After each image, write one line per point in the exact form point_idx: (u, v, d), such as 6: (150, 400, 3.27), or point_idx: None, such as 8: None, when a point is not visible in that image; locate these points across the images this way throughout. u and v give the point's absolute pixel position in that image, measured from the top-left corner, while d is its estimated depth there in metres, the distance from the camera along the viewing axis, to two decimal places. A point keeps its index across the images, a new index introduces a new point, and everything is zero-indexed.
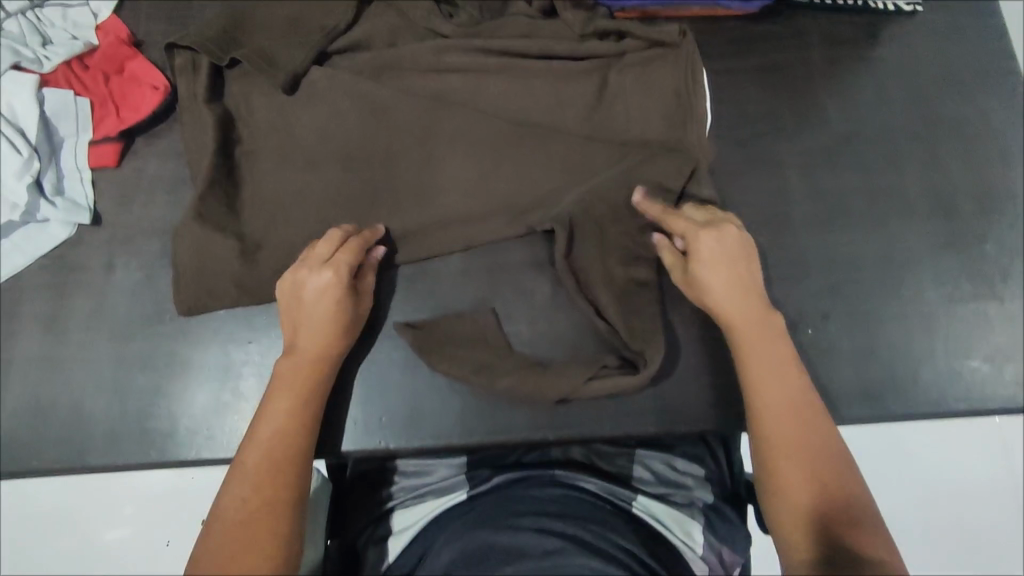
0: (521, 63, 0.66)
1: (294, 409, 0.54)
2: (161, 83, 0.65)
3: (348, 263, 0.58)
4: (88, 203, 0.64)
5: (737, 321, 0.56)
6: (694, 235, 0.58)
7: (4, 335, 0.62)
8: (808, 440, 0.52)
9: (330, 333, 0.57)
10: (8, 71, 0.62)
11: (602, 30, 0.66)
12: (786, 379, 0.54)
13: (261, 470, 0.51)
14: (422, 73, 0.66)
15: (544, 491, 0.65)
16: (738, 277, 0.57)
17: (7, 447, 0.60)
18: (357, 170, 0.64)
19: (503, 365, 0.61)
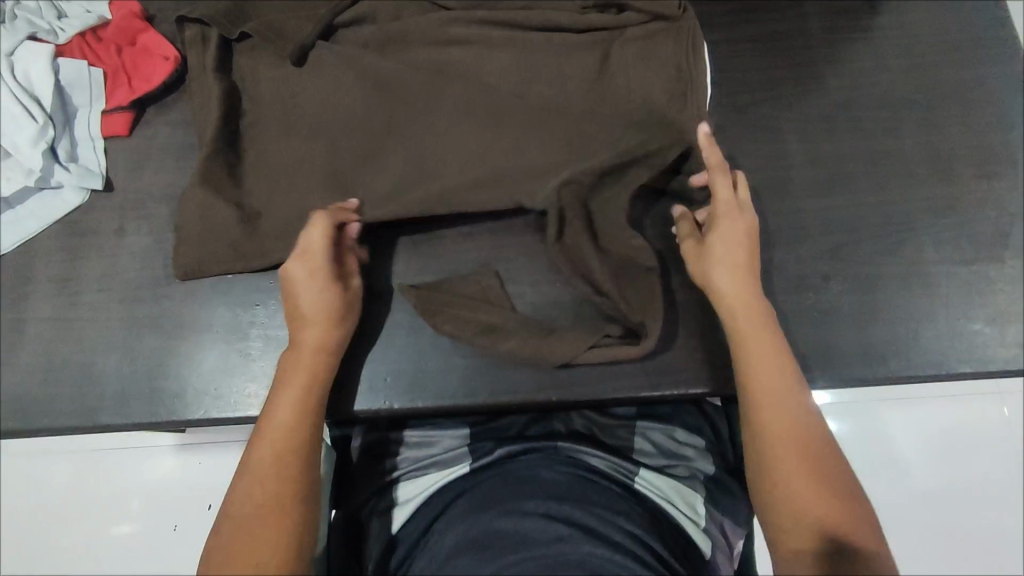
0: (524, 36, 0.66)
1: (299, 407, 0.54)
2: (171, 54, 0.66)
3: (325, 245, 0.57)
4: (100, 170, 0.66)
5: (740, 304, 0.57)
6: (724, 213, 0.59)
7: (19, 297, 0.64)
8: (803, 433, 0.52)
9: (319, 322, 0.57)
10: (24, 41, 0.64)
11: (602, 3, 0.67)
12: (785, 379, 0.54)
13: (269, 464, 0.51)
14: (427, 45, 0.66)
15: (550, 472, 0.65)
16: (741, 255, 0.58)
17: (20, 405, 0.61)
18: (354, 142, 0.64)
19: (507, 327, 0.61)
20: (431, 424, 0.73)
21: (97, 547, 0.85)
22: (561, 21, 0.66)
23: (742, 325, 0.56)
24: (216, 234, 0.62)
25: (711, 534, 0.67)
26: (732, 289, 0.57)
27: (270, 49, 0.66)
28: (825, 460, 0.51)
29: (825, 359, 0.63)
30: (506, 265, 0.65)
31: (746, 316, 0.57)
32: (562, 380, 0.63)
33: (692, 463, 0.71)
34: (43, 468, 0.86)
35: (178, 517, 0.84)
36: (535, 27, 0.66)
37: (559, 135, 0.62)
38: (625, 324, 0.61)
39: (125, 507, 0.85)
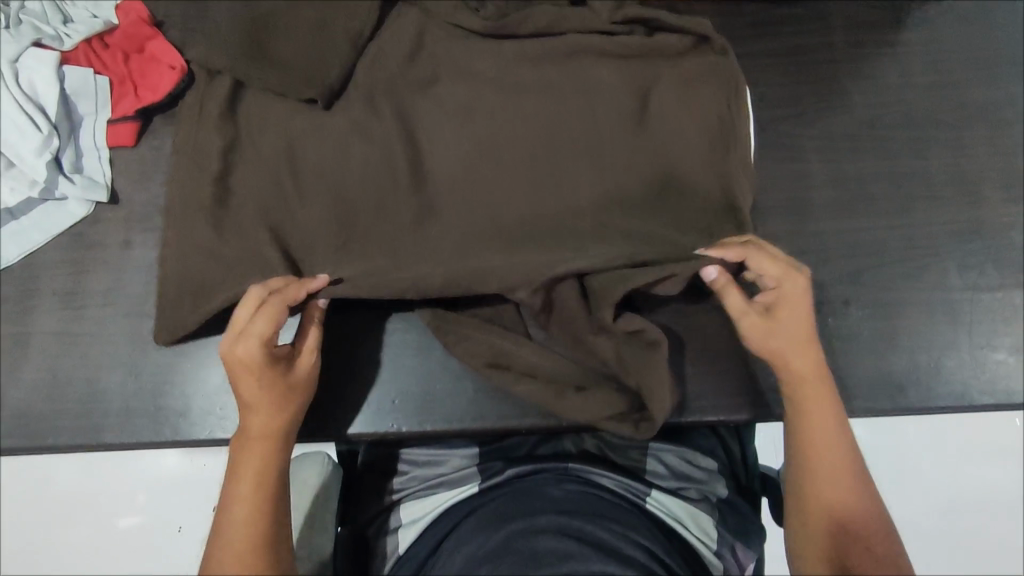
0: (553, 70, 0.63)
1: (259, 491, 0.52)
2: (178, 63, 0.65)
3: (276, 329, 0.54)
4: (106, 181, 0.65)
5: (792, 355, 0.56)
6: (783, 281, 0.56)
7: (21, 312, 0.62)
8: (846, 489, 0.54)
9: (280, 409, 0.54)
10: (29, 48, 0.63)
11: (631, 18, 0.63)
12: (836, 446, 0.54)
13: (237, 559, 0.49)
14: (456, 74, 0.63)
15: (558, 490, 0.64)
16: (807, 326, 0.57)
17: (19, 424, 0.59)
18: (375, 183, 0.60)
19: (518, 358, 0.59)
20: (437, 443, 0.72)
21: (100, 548, 0.86)
22: (592, 42, 0.63)
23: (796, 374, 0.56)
24: (222, 251, 0.59)
25: (722, 559, 0.66)
26: (798, 342, 0.56)
27: (287, 82, 0.61)
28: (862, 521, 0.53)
29: (843, 388, 0.61)
30: None
31: (808, 383, 0.55)
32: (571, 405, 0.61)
33: (704, 486, 0.70)
34: (45, 474, 0.85)
35: (183, 519, 0.85)
36: (562, 49, 0.63)
37: (582, 164, 0.60)
38: (638, 395, 0.58)
39: (129, 510, 0.85)
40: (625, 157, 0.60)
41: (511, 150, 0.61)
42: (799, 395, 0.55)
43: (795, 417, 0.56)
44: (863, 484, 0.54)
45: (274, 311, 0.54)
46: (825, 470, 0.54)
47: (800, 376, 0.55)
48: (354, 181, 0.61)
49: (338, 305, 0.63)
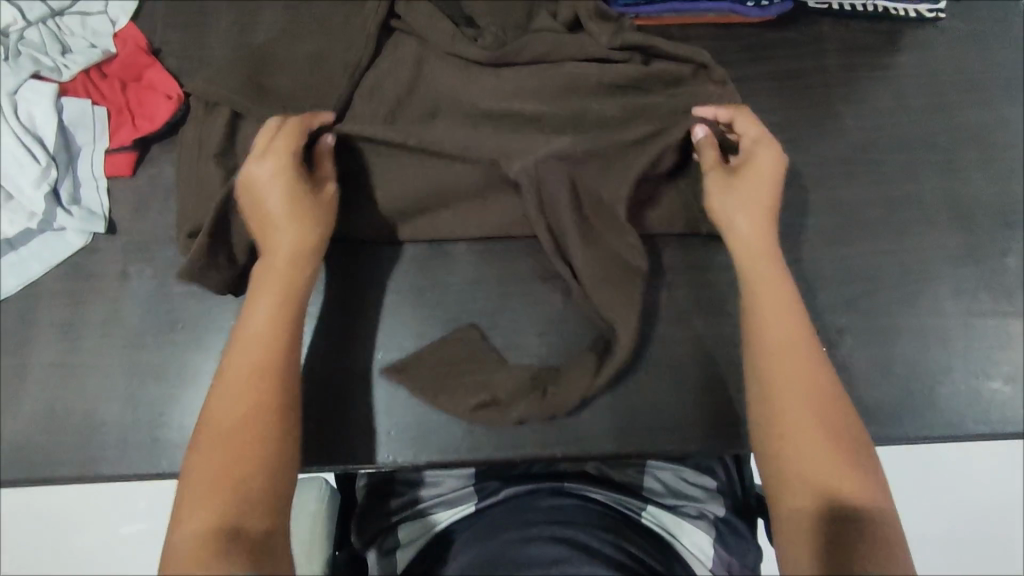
0: (552, 102, 0.63)
1: (276, 315, 0.54)
2: (175, 93, 0.66)
3: (296, 149, 0.56)
4: (104, 211, 0.65)
5: (751, 239, 0.58)
6: (753, 147, 0.59)
7: (20, 343, 0.63)
8: (816, 396, 0.51)
9: (297, 224, 0.55)
10: (28, 80, 0.64)
11: (631, 44, 0.64)
12: (805, 372, 0.52)
13: (247, 380, 0.51)
14: (456, 108, 0.63)
15: (551, 501, 0.65)
16: (765, 200, 0.58)
17: (18, 455, 0.60)
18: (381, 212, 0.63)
19: (503, 397, 0.59)
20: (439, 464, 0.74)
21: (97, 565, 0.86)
22: (590, 72, 0.63)
23: (751, 266, 0.57)
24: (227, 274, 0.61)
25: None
26: (758, 222, 0.58)
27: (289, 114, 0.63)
28: (836, 426, 0.50)
29: None
30: (515, 314, 0.64)
31: (774, 305, 0.55)
32: (569, 435, 0.61)
33: (701, 504, 0.70)
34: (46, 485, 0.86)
35: None
36: (561, 81, 0.63)
37: (587, 199, 0.60)
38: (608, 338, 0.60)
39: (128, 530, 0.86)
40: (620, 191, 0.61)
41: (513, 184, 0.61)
42: (751, 288, 0.56)
43: (756, 340, 0.54)
44: (841, 415, 0.51)
45: (292, 135, 0.57)
46: (791, 397, 0.51)
47: (760, 288, 0.56)
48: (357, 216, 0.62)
49: (332, 336, 0.63)
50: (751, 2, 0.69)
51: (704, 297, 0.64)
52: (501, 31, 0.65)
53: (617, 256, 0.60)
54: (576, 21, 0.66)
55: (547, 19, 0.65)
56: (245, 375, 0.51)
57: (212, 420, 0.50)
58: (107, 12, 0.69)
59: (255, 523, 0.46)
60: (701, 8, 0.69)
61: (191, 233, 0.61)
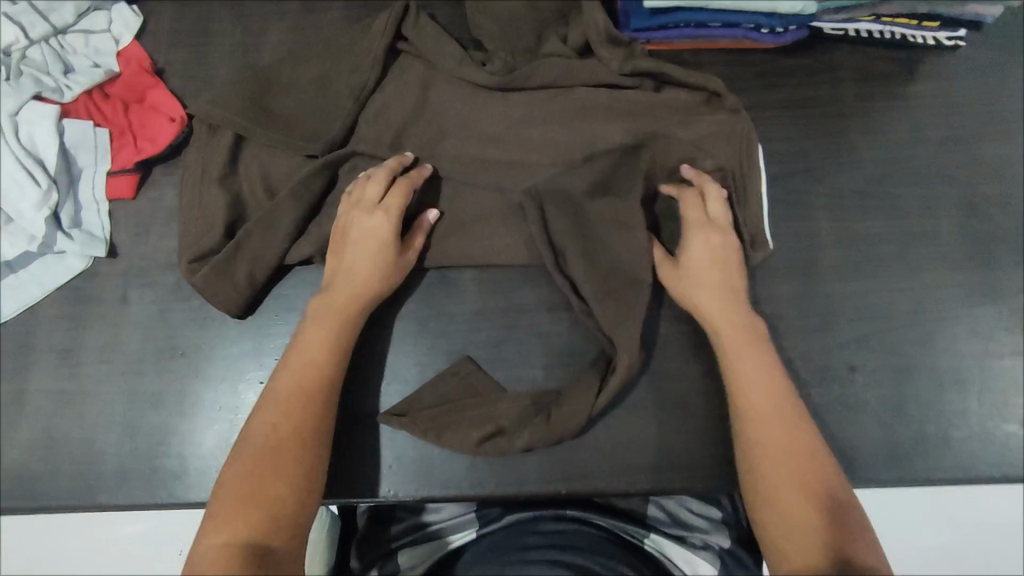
0: (560, 127, 0.61)
1: (333, 346, 0.55)
2: (178, 115, 0.65)
3: (403, 207, 0.58)
4: (105, 234, 0.64)
5: (715, 322, 0.57)
6: (694, 228, 0.59)
7: (19, 367, 0.62)
8: (803, 455, 0.50)
9: (374, 270, 0.57)
10: (29, 101, 0.63)
11: (642, 70, 0.61)
12: (783, 430, 0.51)
13: (293, 399, 0.52)
14: (460, 133, 0.62)
15: (556, 523, 0.65)
16: (720, 273, 0.58)
17: (16, 482, 0.59)
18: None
19: (508, 425, 0.57)
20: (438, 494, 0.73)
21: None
22: (600, 98, 0.61)
23: (724, 342, 0.56)
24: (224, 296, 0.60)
25: None
26: (718, 300, 0.57)
27: (291, 141, 0.61)
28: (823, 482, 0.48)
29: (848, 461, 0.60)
30: (519, 346, 0.62)
31: (748, 370, 0.54)
32: (572, 472, 0.59)
33: (706, 534, 0.69)
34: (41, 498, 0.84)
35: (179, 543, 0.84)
36: (569, 108, 0.61)
37: (600, 229, 0.59)
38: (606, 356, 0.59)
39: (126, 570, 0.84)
40: (626, 221, 0.59)
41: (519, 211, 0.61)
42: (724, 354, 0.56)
43: (736, 404, 0.54)
44: (828, 471, 0.49)
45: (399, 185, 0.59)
46: (764, 467, 0.50)
47: (731, 357, 0.55)
48: None
49: None
50: (766, 29, 0.67)
51: None
52: (510, 56, 0.63)
53: (626, 289, 0.58)
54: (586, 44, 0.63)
55: (556, 43, 0.62)
56: (295, 398, 0.52)
57: (252, 438, 0.50)
58: (111, 30, 0.68)
59: (277, 543, 0.45)
60: (714, 33, 0.68)
61: (192, 260, 0.60)
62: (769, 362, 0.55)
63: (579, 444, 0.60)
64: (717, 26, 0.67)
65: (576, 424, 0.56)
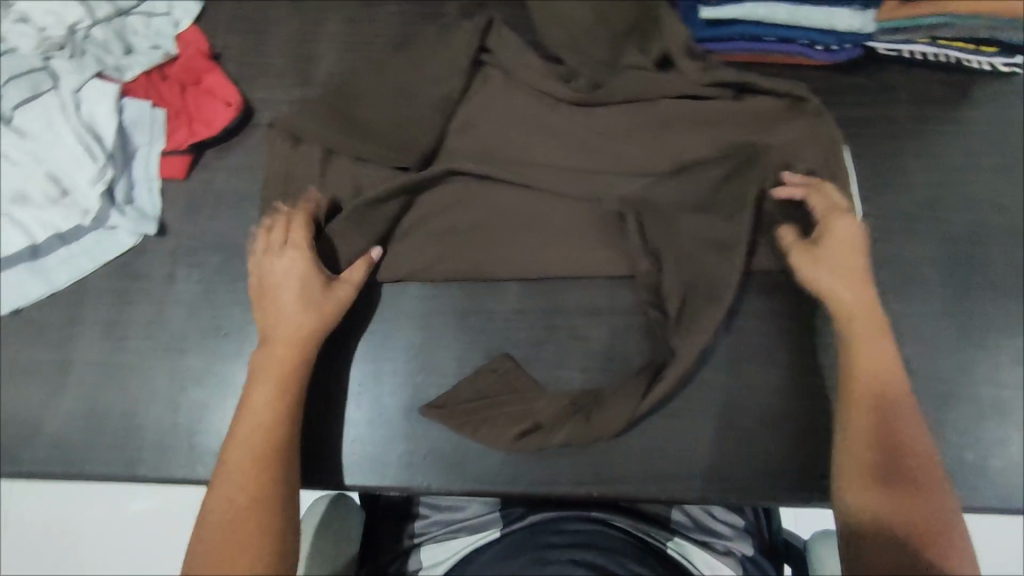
0: (650, 136, 0.65)
1: (273, 398, 0.55)
2: (234, 100, 0.67)
3: (308, 242, 0.59)
4: (155, 213, 0.65)
5: (841, 303, 0.57)
6: (832, 218, 0.58)
7: (65, 337, 0.63)
8: (912, 454, 0.52)
9: (308, 319, 0.57)
10: (92, 79, 0.64)
11: (721, 80, 0.64)
12: (902, 426, 0.53)
13: (244, 466, 0.52)
14: (546, 139, 0.65)
15: (574, 524, 0.64)
16: (855, 264, 0.58)
17: (56, 449, 0.60)
18: (481, 241, 0.63)
19: (545, 422, 0.58)
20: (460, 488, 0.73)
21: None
22: (684, 109, 0.65)
23: (848, 323, 0.56)
24: None
25: None
26: (848, 288, 0.57)
27: (382, 151, 0.63)
28: (924, 484, 0.51)
29: None
30: (559, 346, 0.62)
31: (873, 361, 0.55)
32: (606, 474, 0.60)
33: (729, 541, 0.68)
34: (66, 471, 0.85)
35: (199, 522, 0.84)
36: (658, 117, 0.65)
37: (676, 238, 0.61)
38: (654, 364, 0.59)
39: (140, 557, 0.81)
40: (718, 237, 0.60)
41: (614, 220, 0.63)
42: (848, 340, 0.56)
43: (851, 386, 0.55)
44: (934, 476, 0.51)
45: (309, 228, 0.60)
46: (873, 456, 0.51)
47: (857, 347, 0.55)
48: (447, 237, 0.63)
49: (375, 354, 0.63)
50: (820, 45, 0.67)
51: (759, 346, 0.62)
52: (593, 72, 0.67)
53: (678, 298, 0.60)
54: (664, 58, 0.67)
55: (635, 57, 0.67)
56: (245, 471, 0.52)
57: (212, 516, 0.50)
58: (171, 14, 0.70)
59: None
60: (768, 48, 0.68)
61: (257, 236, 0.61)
62: (892, 358, 0.55)
63: (613, 448, 0.60)
64: (772, 40, 0.68)
65: (615, 427, 0.57)
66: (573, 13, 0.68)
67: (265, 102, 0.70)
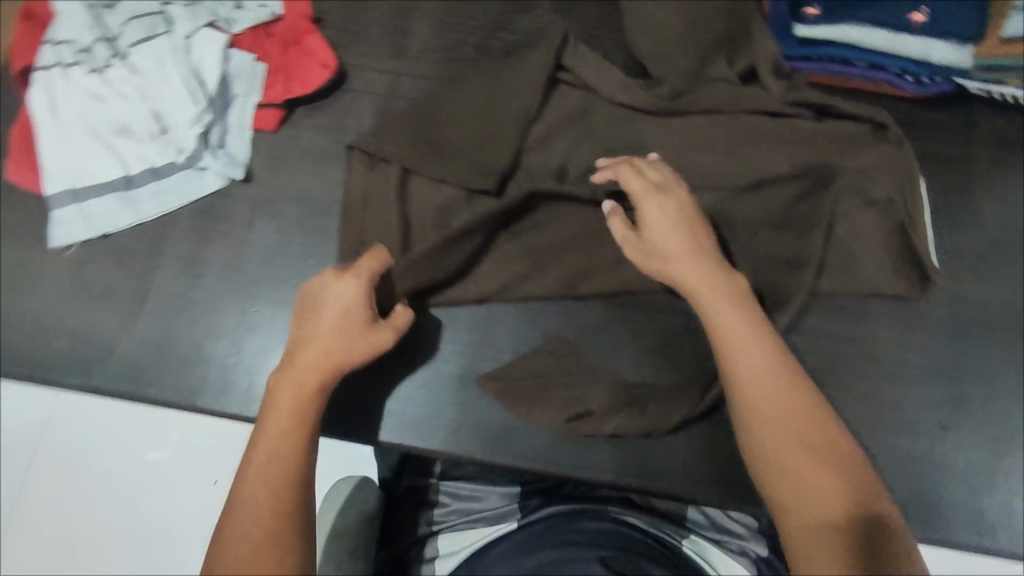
0: (727, 151, 0.67)
1: (291, 422, 0.50)
2: (331, 62, 0.69)
3: (373, 272, 0.56)
4: (244, 160, 0.68)
5: (695, 288, 0.54)
6: (645, 195, 0.57)
7: (146, 268, 0.66)
8: (807, 429, 0.46)
9: (351, 351, 0.54)
10: (204, 28, 0.68)
11: (805, 100, 0.66)
12: (787, 404, 0.48)
13: (259, 496, 0.46)
14: (631, 141, 0.68)
15: (592, 522, 0.60)
16: (687, 237, 0.56)
17: (127, 372, 0.63)
18: (562, 256, 0.64)
19: (598, 409, 0.60)
20: (482, 478, 0.68)
21: (117, 547, 0.78)
22: (762, 126, 0.67)
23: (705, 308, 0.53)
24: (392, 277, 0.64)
25: None
26: (694, 264, 0.55)
27: (464, 174, 0.64)
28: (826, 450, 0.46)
29: (922, 511, 0.60)
30: (614, 338, 0.63)
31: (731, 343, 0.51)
32: (647, 467, 0.60)
33: (745, 542, 0.64)
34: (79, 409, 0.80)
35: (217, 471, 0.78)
36: (736, 133, 0.67)
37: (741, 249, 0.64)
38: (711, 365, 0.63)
39: (158, 501, 0.78)
40: (787, 258, 0.64)
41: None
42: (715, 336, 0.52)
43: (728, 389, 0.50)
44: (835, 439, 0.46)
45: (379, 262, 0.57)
46: (778, 447, 0.46)
47: (724, 323, 0.52)
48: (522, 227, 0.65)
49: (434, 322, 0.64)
50: (910, 76, 0.68)
51: (812, 364, 0.63)
52: (677, 82, 0.69)
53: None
54: (750, 72, 0.69)
55: (724, 67, 0.68)
56: (258, 501, 0.46)
57: (223, 551, 0.44)
58: None
59: None
60: (856, 72, 0.69)
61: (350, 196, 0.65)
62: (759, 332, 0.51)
63: (658, 445, 0.61)
64: (862, 65, 0.69)
65: (669, 421, 0.60)
66: (665, 19, 0.69)
67: (357, 68, 0.72)
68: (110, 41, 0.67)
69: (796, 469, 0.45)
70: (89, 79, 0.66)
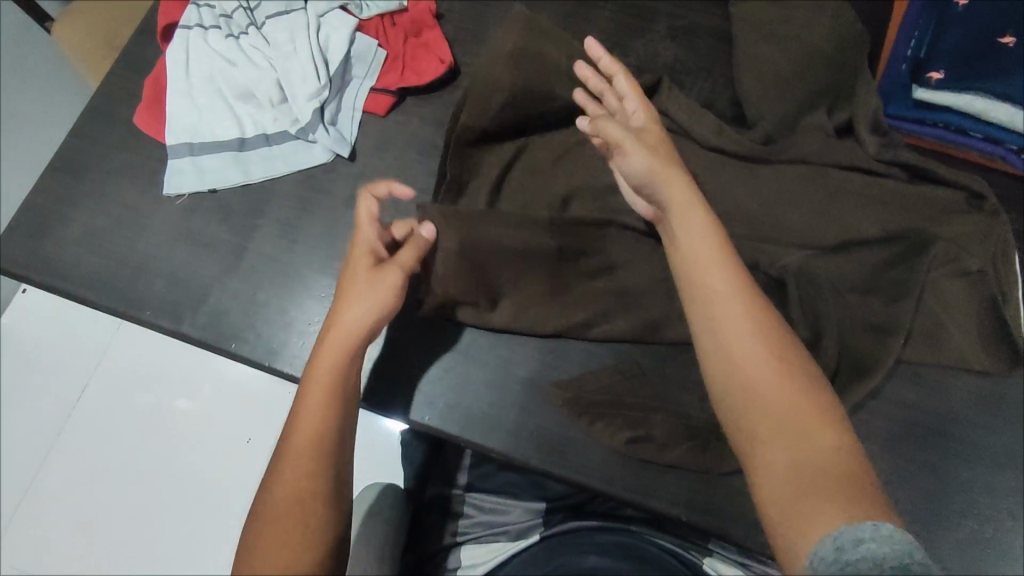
0: (820, 202, 0.66)
1: (324, 393, 0.48)
2: (448, 58, 0.72)
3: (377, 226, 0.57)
4: (351, 139, 0.71)
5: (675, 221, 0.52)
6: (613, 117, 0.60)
7: (246, 227, 0.69)
8: (775, 368, 0.44)
9: (363, 294, 0.53)
10: (336, 10, 0.72)
11: (898, 159, 0.66)
12: (759, 344, 0.45)
13: (295, 478, 0.45)
14: (732, 177, 0.68)
15: (603, 536, 0.60)
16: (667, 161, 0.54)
17: (212, 324, 0.66)
18: (643, 282, 0.65)
19: (658, 437, 0.61)
20: (507, 491, 0.67)
21: (173, 481, 0.83)
22: (856, 179, 0.66)
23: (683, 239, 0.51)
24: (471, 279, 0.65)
25: None
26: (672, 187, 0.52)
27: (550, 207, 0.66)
28: (798, 390, 0.44)
29: None
30: (685, 370, 0.64)
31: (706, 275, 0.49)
32: (702, 503, 0.60)
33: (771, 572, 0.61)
34: (135, 350, 0.88)
35: (254, 430, 0.84)
36: (833, 183, 0.66)
37: (831, 306, 0.63)
38: None
39: (197, 449, 0.84)
40: (878, 325, 0.62)
41: (775, 288, 0.65)
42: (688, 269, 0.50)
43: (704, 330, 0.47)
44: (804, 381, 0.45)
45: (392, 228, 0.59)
46: (747, 387, 0.44)
47: (699, 266, 0.49)
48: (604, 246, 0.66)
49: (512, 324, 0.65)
50: None
51: (879, 428, 0.63)
52: (776, 127, 0.69)
53: (827, 366, 0.61)
54: (846, 125, 0.69)
55: (831, 119, 0.68)
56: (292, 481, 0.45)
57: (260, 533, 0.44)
58: None
59: None
60: (968, 142, 0.68)
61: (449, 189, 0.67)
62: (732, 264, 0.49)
63: (714, 482, 0.61)
64: (977, 136, 0.68)
65: (731, 463, 0.59)
66: (776, 64, 0.70)
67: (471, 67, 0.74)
68: (250, 11, 0.72)
69: (777, 416, 0.43)
70: (224, 41, 0.70)
